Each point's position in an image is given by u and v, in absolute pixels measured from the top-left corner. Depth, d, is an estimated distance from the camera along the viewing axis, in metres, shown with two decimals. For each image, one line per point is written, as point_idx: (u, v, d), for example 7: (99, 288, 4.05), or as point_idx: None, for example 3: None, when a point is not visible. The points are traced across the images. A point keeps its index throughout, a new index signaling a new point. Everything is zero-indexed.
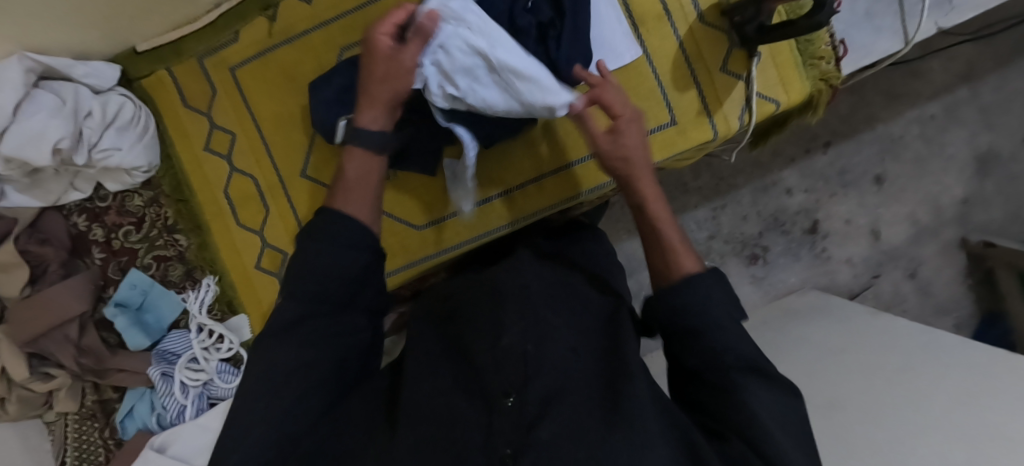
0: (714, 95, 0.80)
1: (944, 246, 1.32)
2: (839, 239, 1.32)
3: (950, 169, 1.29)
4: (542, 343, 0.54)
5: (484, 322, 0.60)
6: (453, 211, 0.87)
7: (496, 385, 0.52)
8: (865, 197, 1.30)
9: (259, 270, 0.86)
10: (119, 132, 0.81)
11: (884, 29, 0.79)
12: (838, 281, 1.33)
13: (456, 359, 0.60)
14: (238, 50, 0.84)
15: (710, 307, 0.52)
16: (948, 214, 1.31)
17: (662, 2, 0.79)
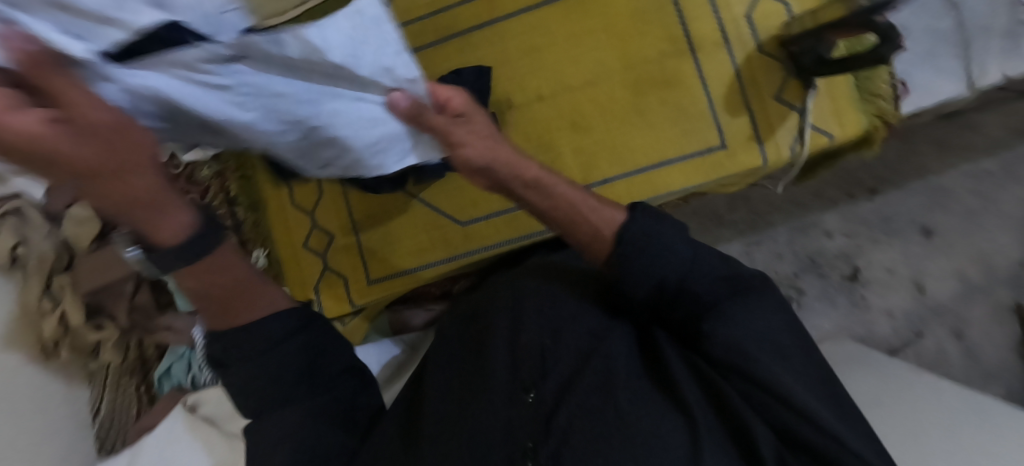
0: (767, 122, 0.81)
1: (995, 307, 1.18)
2: (880, 289, 1.22)
3: (1006, 228, 1.18)
4: (559, 335, 0.57)
5: (501, 316, 0.63)
6: (496, 209, 0.85)
7: (511, 380, 0.56)
8: (910, 248, 1.22)
9: (306, 249, 0.91)
10: None
11: (946, 71, 0.78)
12: (877, 333, 1.21)
13: (475, 358, 0.62)
14: None
15: (665, 254, 0.53)
16: (1003, 273, 1.18)
17: (722, 30, 0.82)
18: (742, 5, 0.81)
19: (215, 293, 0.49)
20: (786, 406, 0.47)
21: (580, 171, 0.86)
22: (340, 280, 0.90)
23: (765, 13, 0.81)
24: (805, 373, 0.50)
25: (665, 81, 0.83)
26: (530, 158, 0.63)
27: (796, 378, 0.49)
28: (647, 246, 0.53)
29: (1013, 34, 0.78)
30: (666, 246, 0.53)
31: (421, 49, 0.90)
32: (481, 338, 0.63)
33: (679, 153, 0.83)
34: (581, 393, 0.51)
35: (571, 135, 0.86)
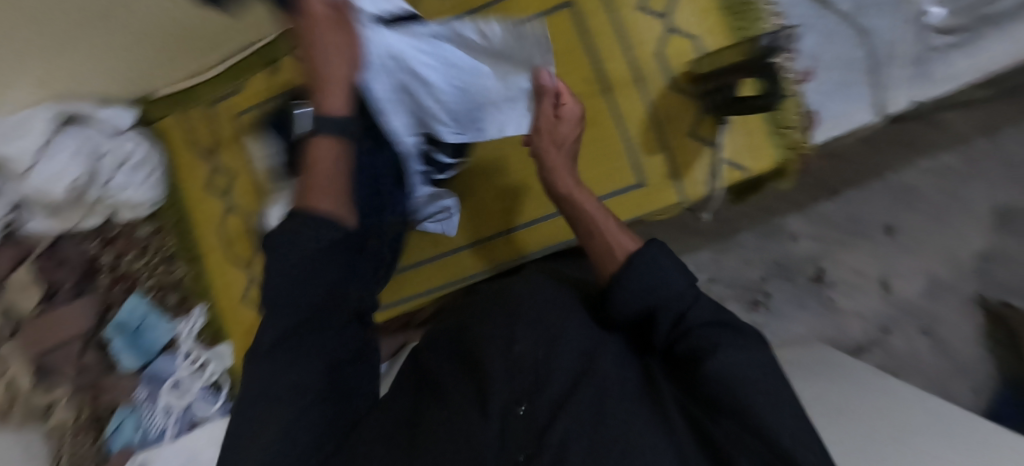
0: (682, 159, 0.82)
1: (963, 303, 1.13)
2: (848, 290, 1.19)
3: (974, 222, 1.11)
4: (552, 350, 0.55)
5: (495, 330, 0.62)
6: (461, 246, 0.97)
7: (508, 395, 0.53)
8: (879, 249, 1.17)
9: (246, 302, 0.93)
10: (133, 170, 0.90)
11: (858, 99, 0.79)
12: (848, 334, 1.18)
13: (472, 372, 0.59)
14: (241, 99, 0.91)
15: (663, 287, 0.52)
16: (968, 268, 1.12)
17: (634, 69, 0.82)
18: (653, 42, 0.81)
19: (319, 186, 0.52)
20: (760, 440, 0.39)
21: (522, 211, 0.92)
22: None
23: (677, 49, 0.81)
24: (784, 403, 0.41)
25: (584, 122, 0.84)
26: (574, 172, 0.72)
27: (785, 418, 0.40)
28: (645, 275, 0.53)
29: (920, 60, 0.78)
30: (653, 269, 0.53)
31: None
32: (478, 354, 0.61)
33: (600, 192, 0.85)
34: (576, 406, 0.48)
35: (499, 178, 0.89)
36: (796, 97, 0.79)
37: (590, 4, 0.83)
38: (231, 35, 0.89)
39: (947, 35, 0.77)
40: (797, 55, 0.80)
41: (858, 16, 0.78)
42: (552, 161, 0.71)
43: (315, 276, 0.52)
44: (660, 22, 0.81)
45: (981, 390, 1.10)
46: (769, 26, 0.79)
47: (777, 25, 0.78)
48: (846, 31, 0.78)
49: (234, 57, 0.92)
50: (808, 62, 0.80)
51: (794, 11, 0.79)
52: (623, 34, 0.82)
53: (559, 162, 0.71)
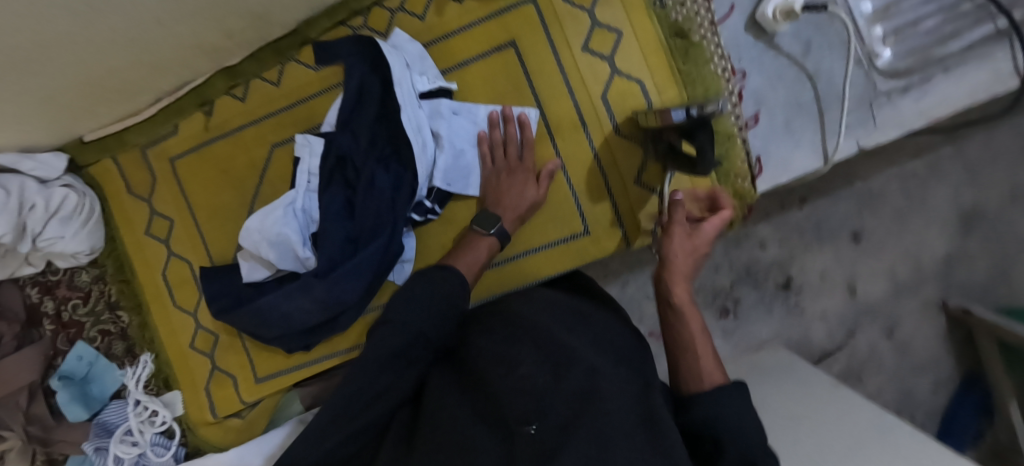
0: (628, 207, 0.80)
1: (924, 304, 1.20)
2: (814, 293, 1.18)
3: (932, 225, 1.17)
4: (560, 374, 0.50)
5: (500, 347, 0.56)
6: None
7: (513, 411, 0.47)
8: (842, 253, 1.17)
9: (193, 350, 0.91)
10: (63, 222, 0.85)
11: (803, 144, 0.78)
12: (813, 338, 1.19)
13: (466, 389, 0.54)
14: (177, 142, 0.88)
15: (731, 422, 0.50)
16: (929, 270, 1.19)
17: (579, 113, 0.80)
18: (598, 86, 0.79)
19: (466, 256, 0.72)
20: None
21: None
22: (228, 378, 0.90)
23: (622, 94, 0.79)
24: None
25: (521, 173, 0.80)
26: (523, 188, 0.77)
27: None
28: (713, 415, 0.51)
29: (868, 104, 0.77)
30: (734, 414, 0.51)
31: (283, 142, 0.86)
32: (477, 370, 0.55)
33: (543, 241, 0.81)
34: (586, 432, 0.43)
35: (438, 227, 0.85)
36: (742, 143, 0.78)
37: (534, 44, 0.80)
38: (153, 84, 0.82)
39: (896, 79, 0.77)
40: (743, 99, 0.78)
41: (804, 59, 0.77)
42: (680, 270, 0.66)
43: (429, 311, 0.61)
44: (605, 64, 0.79)
45: (939, 385, 1.21)
46: (715, 71, 0.77)
47: (724, 69, 0.77)
48: (795, 73, 0.77)
49: (165, 98, 0.87)
50: (755, 106, 0.79)
51: (741, 54, 0.78)
52: (567, 76, 0.80)
53: (682, 263, 0.67)
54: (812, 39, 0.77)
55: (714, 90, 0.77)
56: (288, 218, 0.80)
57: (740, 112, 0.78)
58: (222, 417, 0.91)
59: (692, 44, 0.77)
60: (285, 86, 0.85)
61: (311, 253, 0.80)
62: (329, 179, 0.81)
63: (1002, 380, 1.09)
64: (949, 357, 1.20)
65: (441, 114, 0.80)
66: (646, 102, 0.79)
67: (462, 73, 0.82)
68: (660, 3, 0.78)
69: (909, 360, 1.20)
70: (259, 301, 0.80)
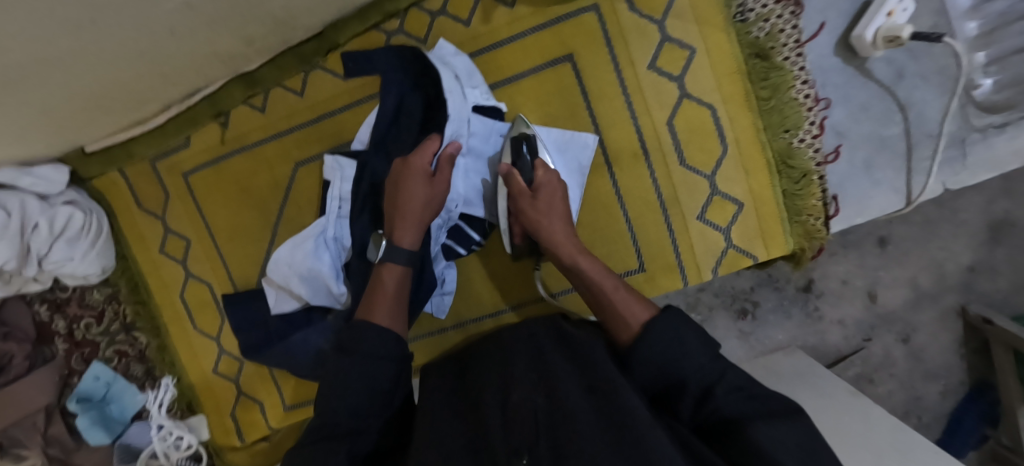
0: (690, 244, 0.74)
1: (941, 313, 1.03)
2: (833, 300, 1.03)
3: (961, 235, 1.01)
4: (555, 398, 0.45)
5: (494, 377, 0.53)
6: (476, 315, 0.80)
7: (506, 446, 0.42)
8: (866, 259, 1.03)
9: (217, 374, 0.86)
10: (70, 242, 0.78)
11: (883, 184, 0.71)
12: (828, 344, 1.03)
13: (468, 416, 0.50)
14: (191, 155, 0.80)
15: (677, 350, 0.51)
16: (952, 280, 1.02)
17: (641, 141, 0.72)
18: (663, 111, 0.71)
19: (390, 288, 0.61)
20: None
21: (520, 284, 0.79)
22: (255, 403, 0.86)
23: (690, 120, 0.71)
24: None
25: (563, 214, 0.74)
26: (426, 201, 0.65)
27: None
28: (664, 346, 0.52)
29: (960, 142, 0.70)
30: (676, 345, 0.51)
31: (309, 160, 0.78)
32: (477, 396, 0.52)
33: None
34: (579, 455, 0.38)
35: (477, 258, 0.79)
36: (818, 180, 0.71)
37: (595, 60, 0.71)
38: (163, 94, 0.73)
39: (994, 114, 0.69)
40: (824, 130, 0.71)
41: (897, 87, 0.69)
42: (556, 232, 0.65)
43: (352, 381, 0.51)
44: (674, 87, 0.71)
45: (948, 392, 1.04)
46: (795, 98, 0.69)
47: (805, 96, 0.69)
48: (883, 104, 0.70)
49: (175, 107, 0.78)
50: (836, 139, 0.71)
51: (827, 79, 0.70)
52: (629, 99, 0.72)
53: (559, 228, 0.65)
54: (905, 66, 0.69)
55: (792, 120, 0.70)
56: (317, 249, 0.73)
57: (819, 145, 0.70)
58: (250, 441, 0.88)
59: (774, 66, 0.69)
60: (310, 96, 0.76)
61: (344, 287, 0.73)
62: (361, 208, 0.73)
63: (1011, 390, 0.95)
64: (962, 364, 1.03)
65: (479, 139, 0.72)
66: (717, 132, 0.71)
67: (512, 89, 0.73)
68: (741, 18, 0.68)
69: (922, 368, 1.04)
70: (291, 336, 0.76)
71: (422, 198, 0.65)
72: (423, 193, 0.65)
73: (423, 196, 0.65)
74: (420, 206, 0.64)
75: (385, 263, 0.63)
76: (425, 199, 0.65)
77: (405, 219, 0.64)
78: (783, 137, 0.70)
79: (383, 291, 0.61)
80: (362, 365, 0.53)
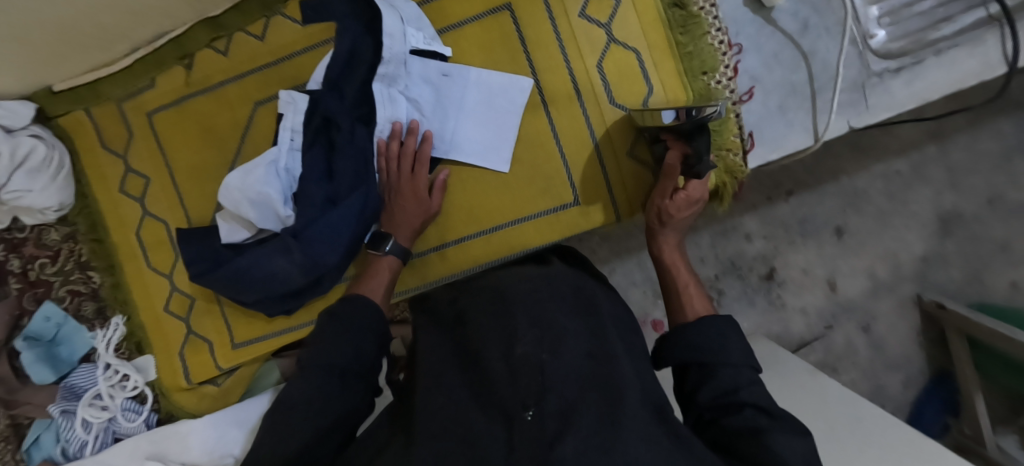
0: (620, 178, 0.80)
1: (900, 302, 1.16)
2: (795, 288, 1.16)
3: (912, 226, 1.14)
4: (557, 352, 0.49)
5: (493, 327, 0.56)
6: (422, 251, 0.83)
7: (510, 394, 0.46)
8: (824, 248, 1.15)
9: (168, 313, 0.88)
10: (30, 174, 0.81)
11: (795, 124, 0.78)
12: (792, 331, 1.16)
13: (467, 371, 0.54)
14: (155, 97, 0.85)
15: (719, 346, 0.54)
16: (907, 270, 1.15)
17: (574, 82, 0.78)
18: (594, 55, 0.78)
19: (374, 280, 0.70)
20: None
21: (466, 219, 0.82)
22: (203, 342, 0.88)
23: (618, 63, 0.78)
24: None
25: (497, 159, 0.80)
26: (421, 207, 0.75)
27: None
28: (711, 333, 0.56)
29: (861, 86, 0.78)
30: (719, 341, 0.55)
31: (267, 101, 0.83)
32: (476, 351, 0.55)
33: (516, 217, 0.81)
34: (583, 414, 0.43)
35: None
36: (735, 118, 0.77)
37: (532, 10, 0.78)
38: (132, 34, 0.79)
39: (890, 60, 0.77)
40: (739, 74, 0.78)
41: (801, 37, 0.77)
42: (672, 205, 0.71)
43: (343, 337, 0.58)
44: (603, 33, 0.78)
45: (910, 382, 1.16)
46: (712, 44, 0.76)
47: (721, 42, 0.76)
48: (791, 52, 0.77)
49: (142, 50, 0.83)
50: (749, 82, 0.78)
51: (739, 28, 0.77)
52: (563, 44, 0.78)
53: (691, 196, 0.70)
54: (809, 18, 0.76)
55: (709, 63, 0.76)
56: (268, 177, 0.75)
57: (735, 86, 0.77)
58: (198, 383, 0.89)
59: (691, 14, 0.76)
60: (271, 41, 0.82)
61: (292, 212, 0.75)
62: (312, 141, 0.77)
63: (968, 376, 1.05)
64: (922, 354, 1.16)
65: (420, 75, 0.78)
66: (642, 74, 0.78)
67: (457, 36, 0.79)
68: None
69: (883, 357, 1.16)
70: (238, 261, 0.78)
71: (413, 208, 0.75)
72: (415, 202, 0.75)
73: (412, 205, 0.75)
74: (414, 214, 0.75)
75: (383, 256, 0.72)
76: (421, 207, 0.75)
77: (399, 226, 0.75)
78: (701, 79, 0.77)
79: (375, 275, 0.71)
80: (350, 338, 0.58)
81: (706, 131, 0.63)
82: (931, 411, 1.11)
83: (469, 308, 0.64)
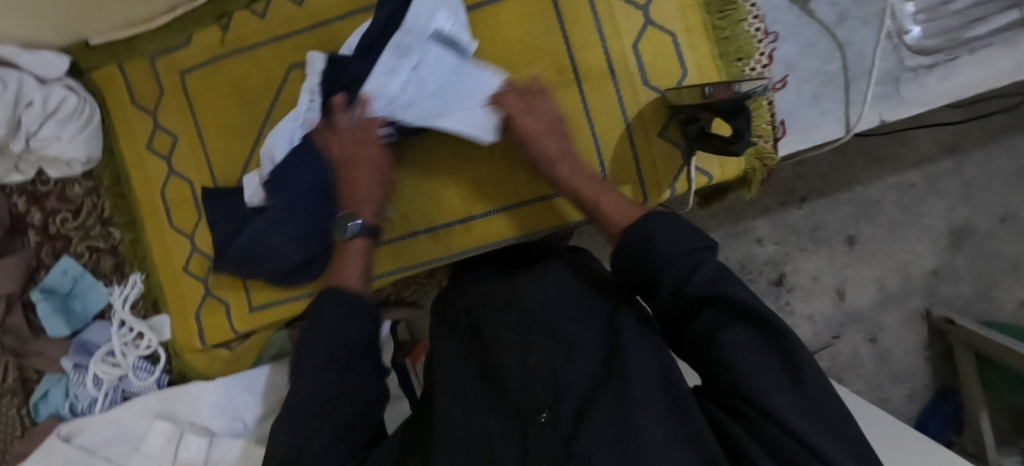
0: (650, 159, 0.80)
1: (909, 315, 1.15)
2: (804, 295, 1.15)
3: (924, 238, 1.14)
4: (570, 359, 0.49)
5: (506, 331, 0.55)
6: (446, 223, 0.83)
7: (525, 401, 0.48)
8: (835, 256, 1.15)
9: (187, 273, 0.87)
10: (61, 123, 0.81)
11: (829, 113, 0.79)
12: (798, 338, 1.16)
13: (486, 376, 0.54)
14: (188, 56, 0.84)
15: (672, 242, 0.50)
16: (916, 283, 1.15)
17: (609, 61, 0.79)
18: (631, 36, 0.78)
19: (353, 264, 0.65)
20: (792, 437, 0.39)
21: (492, 193, 0.82)
22: (219, 304, 0.87)
23: (654, 44, 0.78)
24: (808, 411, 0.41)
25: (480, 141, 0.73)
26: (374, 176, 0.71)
27: (825, 437, 0.39)
28: (657, 235, 0.50)
29: (895, 79, 0.78)
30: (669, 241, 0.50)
31: (301, 64, 0.83)
32: (490, 355, 0.55)
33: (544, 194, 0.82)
34: (597, 418, 0.44)
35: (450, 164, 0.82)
36: (768, 105, 0.77)
37: None
38: None
39: (924, 56, 0.78)
40: (774, 61, 0.78)
41: (837, 28, 0.77)
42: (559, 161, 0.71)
43: (346, 316, 0.53)
44: (640, 14, 0.78)
45: (914, 396, 1.15)
46: (748, 31, 0.77)
47: (756, 29, 0.77)
48: (826, 42, 0.78)
49: (180, 8, 0.83)
50: (784, 70, 0.79)
51: (776, 16, 0.78)
52: (600, 23, 0.78)
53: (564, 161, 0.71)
54: (846, 9, 0.77)
55: (745, 49, 0.77)
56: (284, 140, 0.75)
57: (769, 73, 0.77)
58: (211, 345, 0.88)
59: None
60: (309, 6, 0.82)
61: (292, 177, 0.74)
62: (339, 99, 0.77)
63: (975, 392, 1.04)
64: (927, 369, 1.15)
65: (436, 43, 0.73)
66: (678, 56, 0.78)
67: (495, 9, 0.79)
68: None
69: (888, 370, 1.16)
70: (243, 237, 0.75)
71: (367, 182, 0.70)
72: (367, 175, 0.70)
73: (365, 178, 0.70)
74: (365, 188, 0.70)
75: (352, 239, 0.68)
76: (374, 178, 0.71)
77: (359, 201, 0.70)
78: (736, 65, 0.78)
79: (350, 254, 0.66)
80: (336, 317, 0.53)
81: (745, 111, 0.62)
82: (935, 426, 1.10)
83: (485, 305, 0.61)
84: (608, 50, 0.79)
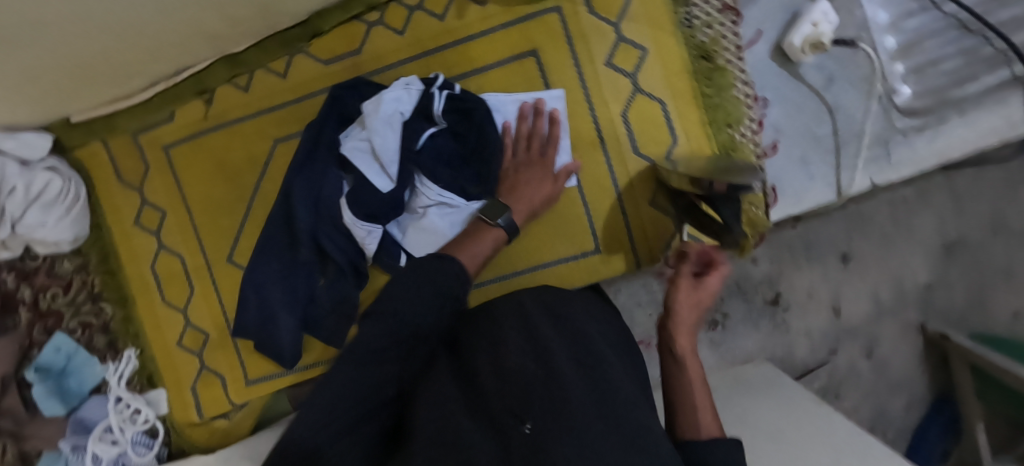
0: (641, 229, 0.80)
1: (904, 328, 1.07)
2: (801, 312, 1.05)
3: (917, 252, 1.05)
4: (551, 361, 0.39)
5: (479, 334, 0.47)
6: None
7: (500, 404, 0.37)
8: (830, 274, 1.05)
9: (180, 347, 0.88)
10: (45, 208, 0.80)
11: (818, 177, 0.79)
12: (796, 356, 1.06)
13: (452, 396, 0.40)
14: (172, 130, 0.84)
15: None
16: (912, 295, 1.06)
17: (597, 130, 0.78)
18: (618, 104, 0.78)
19: None
20: None
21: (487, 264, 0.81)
22: (215, 378, 0.87)
23: (642, 112, 0.78)
24: None
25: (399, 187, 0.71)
26: None
27: None
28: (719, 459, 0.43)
29: (885, 141, 0.78)
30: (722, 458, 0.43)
31: (286, 138, 0.82)
32: (462, 364, 0.43)
33: (536, 262, 0.81)
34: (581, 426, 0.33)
35: None
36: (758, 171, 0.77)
37: (556, 57, 0.78)
38: (153, 70, 0.76)
39: (913, 117, 0.77)
40: (763, 127, 0.78)
41: (825, 91, 0.77)
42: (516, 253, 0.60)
43: (423, 291, 0.46)
44: (627, 82, 0.78)
45: (913, 406, 1.07)
46: (737, 97, 0.77)
47: (745, 95, 0.76)
48: (814, 106, 0.77)
49: (160, 84, 0.80)
50: (773, 135, 0.79)
51: (764, 81, 0.78)
52: (587, 92, 0.78)
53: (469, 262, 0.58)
54: (834, 73, 0.77)
55: (733, 116, 0.77)
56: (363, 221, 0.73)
57: (759, 140, 0.77)
58: (209, 418, 0.89)
59: (717, 67, 0.76)
60: (292, 79, 0.81)
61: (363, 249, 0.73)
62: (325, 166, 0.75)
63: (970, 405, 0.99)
64: (925, 381, 1.07)
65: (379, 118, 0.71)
66: (667, 124, 0.78)
67: (481, 79, 0.79)
68: (687, 23, 0.76)
69: (886, 382, 1.07)
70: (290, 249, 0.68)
71: None
72: None
73: None
74: None
75: None
76: None
77: None
78: (725, 131, 0.77)
79: None
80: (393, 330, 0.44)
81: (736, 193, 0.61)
82: (935, 438, 1.03)
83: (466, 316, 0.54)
84: (598, 119, 0.78)
